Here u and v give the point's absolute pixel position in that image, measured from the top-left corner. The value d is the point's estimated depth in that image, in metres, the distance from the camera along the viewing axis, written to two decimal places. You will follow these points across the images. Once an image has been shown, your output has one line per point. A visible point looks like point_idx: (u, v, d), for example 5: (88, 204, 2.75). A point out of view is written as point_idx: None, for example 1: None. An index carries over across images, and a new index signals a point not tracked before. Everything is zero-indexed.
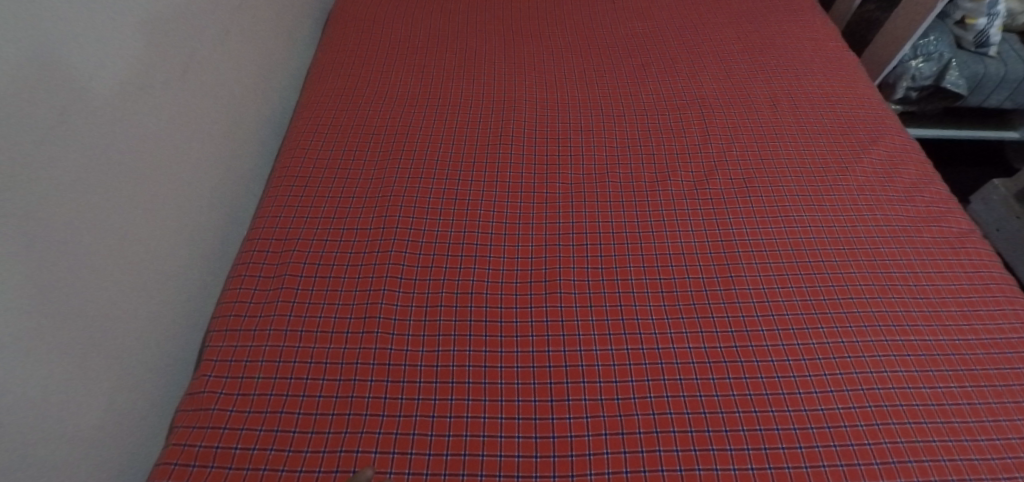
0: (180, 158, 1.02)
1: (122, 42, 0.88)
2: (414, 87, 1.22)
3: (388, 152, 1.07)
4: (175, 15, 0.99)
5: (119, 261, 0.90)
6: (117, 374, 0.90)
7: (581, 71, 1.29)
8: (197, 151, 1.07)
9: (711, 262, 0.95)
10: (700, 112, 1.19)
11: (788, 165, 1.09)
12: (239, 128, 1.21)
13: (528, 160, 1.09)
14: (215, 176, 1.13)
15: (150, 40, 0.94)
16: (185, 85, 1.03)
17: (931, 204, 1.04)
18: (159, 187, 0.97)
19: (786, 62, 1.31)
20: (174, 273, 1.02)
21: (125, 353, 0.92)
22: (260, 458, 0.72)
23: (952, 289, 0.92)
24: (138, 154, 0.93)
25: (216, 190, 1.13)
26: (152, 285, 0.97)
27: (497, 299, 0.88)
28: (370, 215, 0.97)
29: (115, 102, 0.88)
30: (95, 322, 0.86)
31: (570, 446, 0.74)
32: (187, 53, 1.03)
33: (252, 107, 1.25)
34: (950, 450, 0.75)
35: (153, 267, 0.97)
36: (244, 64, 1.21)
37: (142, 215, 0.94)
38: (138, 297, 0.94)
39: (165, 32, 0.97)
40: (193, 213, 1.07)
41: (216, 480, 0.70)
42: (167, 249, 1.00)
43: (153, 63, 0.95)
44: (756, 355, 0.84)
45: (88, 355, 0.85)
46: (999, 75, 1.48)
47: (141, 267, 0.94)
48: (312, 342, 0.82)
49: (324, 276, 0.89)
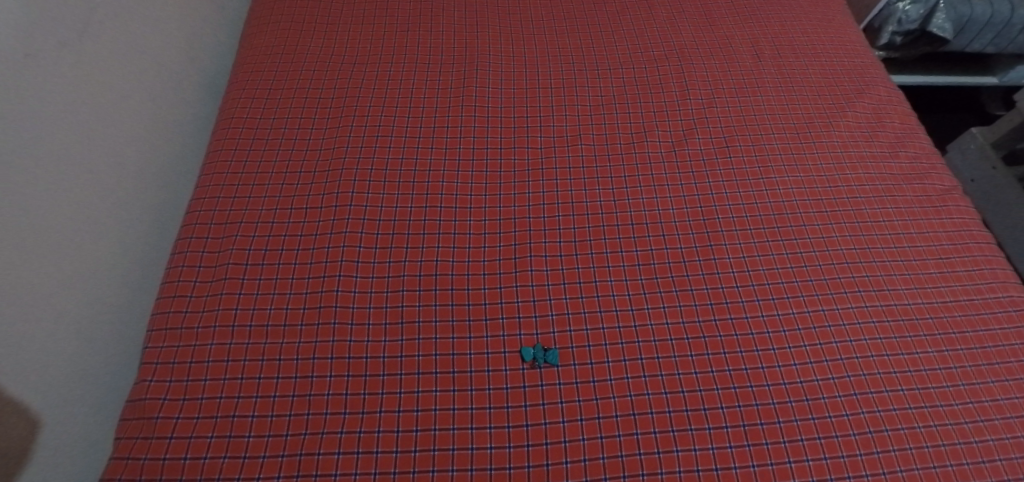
0: (77, 134, 0.93)
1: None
2: (366, 41, 1.10)
3: (338, 117, 0.98)
4: None
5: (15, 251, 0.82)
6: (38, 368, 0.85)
7: (552, 19, 1.19)
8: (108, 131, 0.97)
9: (690, 230, 0.89)
10: (678, 63, 1.11)
11: (770, 121, 1.03)
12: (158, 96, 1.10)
13: (494, 122, 1.01)
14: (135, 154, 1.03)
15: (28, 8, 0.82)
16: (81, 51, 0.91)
17: (914, 160, 1.01)
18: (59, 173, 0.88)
19: (770, 7, 1.23)
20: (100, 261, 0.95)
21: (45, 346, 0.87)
22: (232, 468, 0.67)
23: (932, 250, 0.90)
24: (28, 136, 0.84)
25: (135, 162, 1.05)
26: (65, 272, 0.90)
27: (463, 280, 0.82)
28: (322, 191, 0.89)
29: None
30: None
31: (544, 434, 0.71)
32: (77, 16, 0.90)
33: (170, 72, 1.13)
34: (925, 416, 0.74)
35: (60, 253, 0.89)
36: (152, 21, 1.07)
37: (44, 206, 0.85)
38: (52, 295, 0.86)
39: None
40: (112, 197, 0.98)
41: (172, 473, 0.66)
42: (81, 231, 0.93)
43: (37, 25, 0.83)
44: (735, 328, 0.80)
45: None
46: (984, 17, 1.42)
47: (45, 253, 0.87)
48: (263, 337, 0.75)
49: (273, 263, 0.81)
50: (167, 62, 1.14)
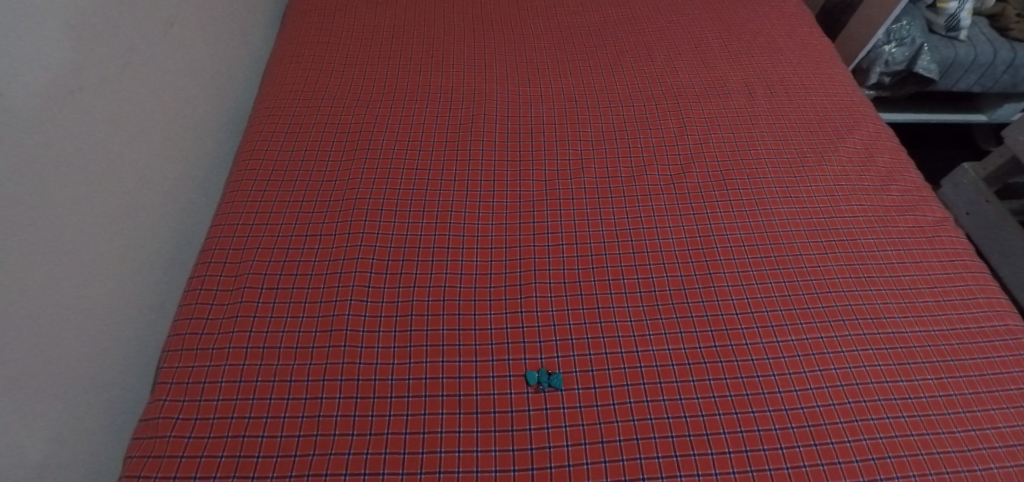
0: (108, 169, 0.98)
1: (22, 59, 0.83)
2: (380, 81, 1.16)
3: (352, 151, 1.03)
4: (89, 25, 0.94)
5: (43, 276, 0.86)
6: (51, 391, 0.88)
7: (556, 62, 1.25)
8: (130, 168, 1.03)
9: (690, 259, 0.92)
10: (676, 102, 1.16)
11: (765, 155, 1.07)
12: (178, 136, 1.16)
13: (500, 156, 1.05)
14: (153, 191, 1.08)
15: (67, 55, 0.90)
16: (105, 94, 0.98)
17: (906, 192, 1.04)
18: (80, 207, 0.93)
19: (763, 50, 1.29)
20: (115, 290, 0.99)
21: (66, 368, 0.90)
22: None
23: (927, 279, 0.92)
24: (58, 171, 0.89)
25: (159, 197, 1.10)
26: (86, 298, 0.93)
27: (470, 306, 0.85)
28: (335, 220, 0.93)
29: (12, 118, 0.81)
30: (18, 336, 0.82)
31: (549, 457, 0.72)
32: (105, 62, 0.97)
33: (191, 113, 1.20)
34: (927, 443, 0.75)
35: (84, 278, 0.93)
36: (173, 66, 1.14)
37: (64, 238, 0.90)
38: (64, 323, 0.90)
39: (85, 43, 0.93)
40: (129, 231, 1.02)
41: None
42: (105, 259, 0.97)
43: (69, 70, 0.90)
44: (736, 354, 0.82)
45: (16, 373, 0.82)
46: (968, 59, 1.48)
47: (71, 279, 0.91)
48: (275, 359, 0.78)
49: (287, 287, 0.85)
50: (194, 100, 1.21)
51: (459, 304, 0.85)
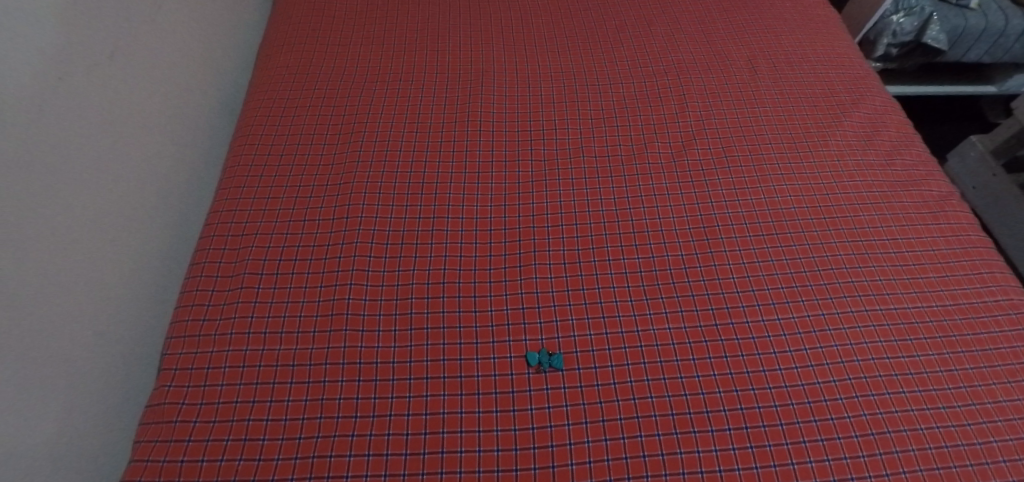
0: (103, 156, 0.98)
1: None
2: (375, 61, 1.14)
3: (349, 134, 1.02)
4: None
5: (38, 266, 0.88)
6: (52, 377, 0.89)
7: (555, 38, 1.23)
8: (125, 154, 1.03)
9: (691, 238, 0.92)
10: (677, 78, 1.14)
11: (768, 131, 1.06)
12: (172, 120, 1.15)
13: (499, 136, 1.04)
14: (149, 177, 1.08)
15: None
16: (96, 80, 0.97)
17: (911, 167, 1.03)
18: None
19: (766, 23, 1.26)
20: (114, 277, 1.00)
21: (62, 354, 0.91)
22: (247, 470, 0.69)
23: (931, 255, 0.91)
24: None
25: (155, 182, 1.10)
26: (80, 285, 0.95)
27: (470, 288, 0.85)
28: (334, 204, 0.92)
29: None
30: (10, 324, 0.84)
31: (550, 436, 0.72)
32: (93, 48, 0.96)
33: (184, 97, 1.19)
34: (927, 418, 0.75)
35: (74, 265, 0.94)
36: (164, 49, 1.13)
37: None
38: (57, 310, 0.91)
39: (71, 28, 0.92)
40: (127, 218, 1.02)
41: (190, 474, 0.69)
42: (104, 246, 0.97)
43: None
44: (737, 333, 0.82)
45: None
46: (979, 28, 1.45)
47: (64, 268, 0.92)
48: (277, 344, 0.78)
49: (287, 272, 0.85)
50: (184, 84, 1.20)
51: (458, 286, 0.85)
